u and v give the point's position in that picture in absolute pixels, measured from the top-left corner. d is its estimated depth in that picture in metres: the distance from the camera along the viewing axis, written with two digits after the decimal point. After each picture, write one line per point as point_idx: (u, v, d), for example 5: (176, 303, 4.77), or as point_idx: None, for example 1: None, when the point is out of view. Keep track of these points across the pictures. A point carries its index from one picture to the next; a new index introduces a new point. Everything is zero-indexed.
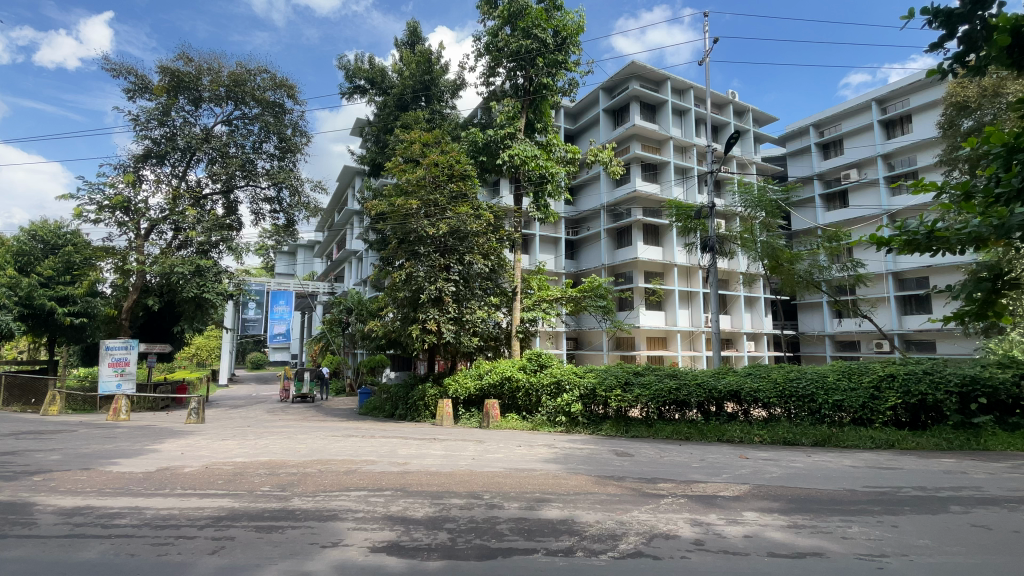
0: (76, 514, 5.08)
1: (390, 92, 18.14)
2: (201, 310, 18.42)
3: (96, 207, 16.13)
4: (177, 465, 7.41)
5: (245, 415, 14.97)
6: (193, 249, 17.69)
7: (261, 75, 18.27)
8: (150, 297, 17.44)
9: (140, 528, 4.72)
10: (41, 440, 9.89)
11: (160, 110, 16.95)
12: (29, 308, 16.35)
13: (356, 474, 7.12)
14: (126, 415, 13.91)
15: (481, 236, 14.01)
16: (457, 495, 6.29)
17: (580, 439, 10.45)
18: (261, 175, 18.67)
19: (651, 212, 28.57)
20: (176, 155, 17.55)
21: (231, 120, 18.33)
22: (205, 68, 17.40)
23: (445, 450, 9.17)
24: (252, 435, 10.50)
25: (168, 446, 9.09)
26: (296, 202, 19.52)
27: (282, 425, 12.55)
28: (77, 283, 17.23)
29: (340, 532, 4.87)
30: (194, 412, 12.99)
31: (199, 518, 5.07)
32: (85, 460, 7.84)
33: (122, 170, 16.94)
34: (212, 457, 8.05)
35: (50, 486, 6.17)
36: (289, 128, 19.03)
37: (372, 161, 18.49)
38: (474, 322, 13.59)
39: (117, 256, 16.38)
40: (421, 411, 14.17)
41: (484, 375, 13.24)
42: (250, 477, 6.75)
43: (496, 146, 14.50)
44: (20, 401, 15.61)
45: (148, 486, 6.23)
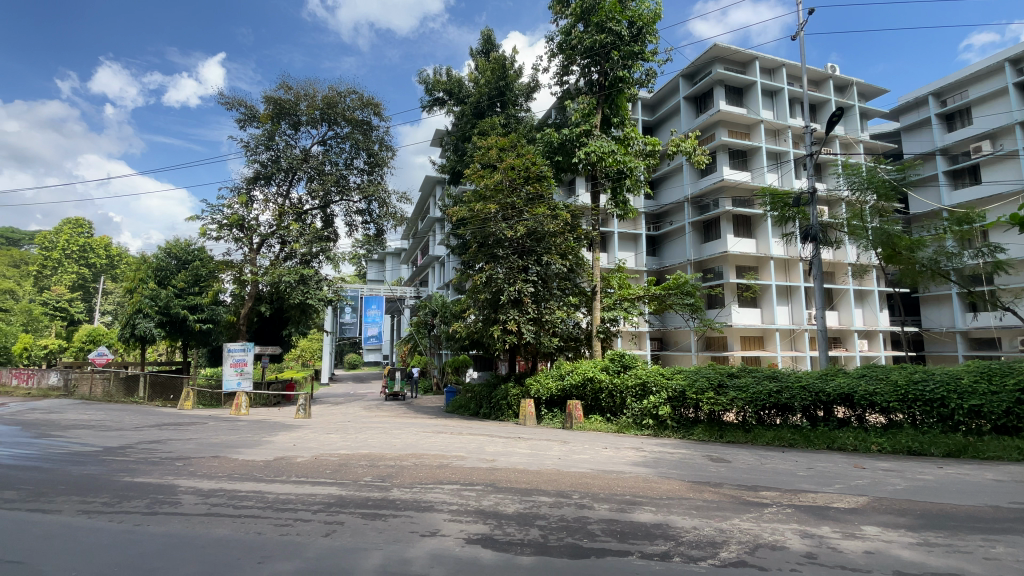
0: (213, 495, 5.77)
1: (466, 101, 18.67)
2: (305, 315, 20.22)
3: (217, 226, 18.20)
4: (291, 455, 8.17)
5: (345, 412, 16.11)
6: (298, 260, 19.40)
7: (350, 96, 19.62)
8: (262, 304, 19.46)
9: (265, 510, 5.24)
10: (180, 431, 11.36)
11: (266, 135, 18.78)
12: (167, 316, 18.84)
13: (447, 469, 7.39)
14: (246, 410, 15.58)
15: (559, 236, 13.99)
16: (546, 493, 6.30)
17: (670, 444, 10.02)
18: (353, 189, 20.15)
19: (741, 203, 26.79)
20: (280, 175, 19.28)
21: (326, 139, 19.85)
22: (302, 94, 18.98)
23: (531, 449, 9.24)
24: (352, 430, 11.27)
25: (283, 438, 10.05)
26: (385, 212, 20.72)
27: (378, 421, 13.35)
28: (203, 293, 19.59)
29: (436, 522, 5.07)
30: (302, 407, 14.23)
31: (313, 503, 5.54)
32: (215, 449, 8.87)
33: (237, 192, 18.98)
34: (320, 448, 8.78)
35: (189, 471, 7.05)
36: (376, 143, 20.34)
37: (452, 169, 19.16)
38: (553, 323, 13.68)
39: (235, 268, 18.47)
40: (505, 411, 14.35)
41: (565, 375, 13.16)
42: (354, 468, 7.26)
43: (572, 145, 14.36)
44: (161, 397, 18.12)
45: (268, 473, 6.92)
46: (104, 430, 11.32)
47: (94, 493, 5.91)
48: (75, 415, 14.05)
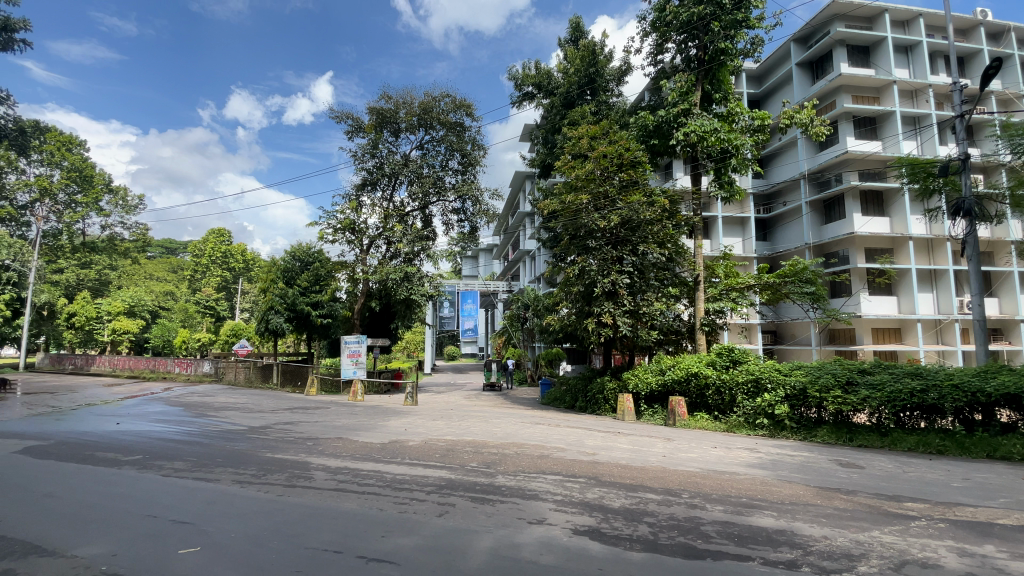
0: (339, 473, 6.36)
1: (556, 92, 18.51)
2: (410, 310, 21.58)
3: (333, 230, 19.95)
4: (403, 439, 8.75)
5: (447, 401, 16.90)
6: (402, 259, 20.66)
7: (444, 100, 20.38)
8: (373, 300, 21.06)
9: (384, 489, 5.67)
10: (308, 414, 12.68)
11: (371, 144, 20.15)
12: (294, 311, 21.12)
13: (549, 459, 7.44)
14: (361, 396, 17.01)
15: (656, 223, 13.34)
16: (652, 490, 6.08)
17: (789, 445, 9.18)
18: (449, 189, 20.98)
19: (870, 177, 23.67)
20: (384, 180, 20.63)
21: (424, 144, 20.88)
22: (400, 102, 20.08)
23: (633, 445, 8.97)
24: (456, 418, 11.78)
25: (395, 423, 10.80)
26: (478, 210, 21.31)
27: (479, 411, 13.83)
28: (323, 291, 21.66)
29: (542, 511, 5.12)
30: (409, 395, 15.18)
31: (426, 484, 5.89)
32: (338, 431, 9.77)
33: (348, 199, 20.64)
34: (428, 434, 9.29)
35: (319, 450, 7.84)
36: (469, 143, 21.00)
37: (542, 163, 19.14)
38: (651, 315, 13.13)
39: (349, 268, 20.15)
40: (601, 405, 14.06)
41: (666, 371, 12.59)
42: (460, 454, 7.58)
43: (668, 126, 13.64)
44: (291, 383, 20.36)
45: (385, 455, 7.47)
46: (248, 411, 12.98)
47: (245, 465, 6.79)
48: (225, 398, 16.27)
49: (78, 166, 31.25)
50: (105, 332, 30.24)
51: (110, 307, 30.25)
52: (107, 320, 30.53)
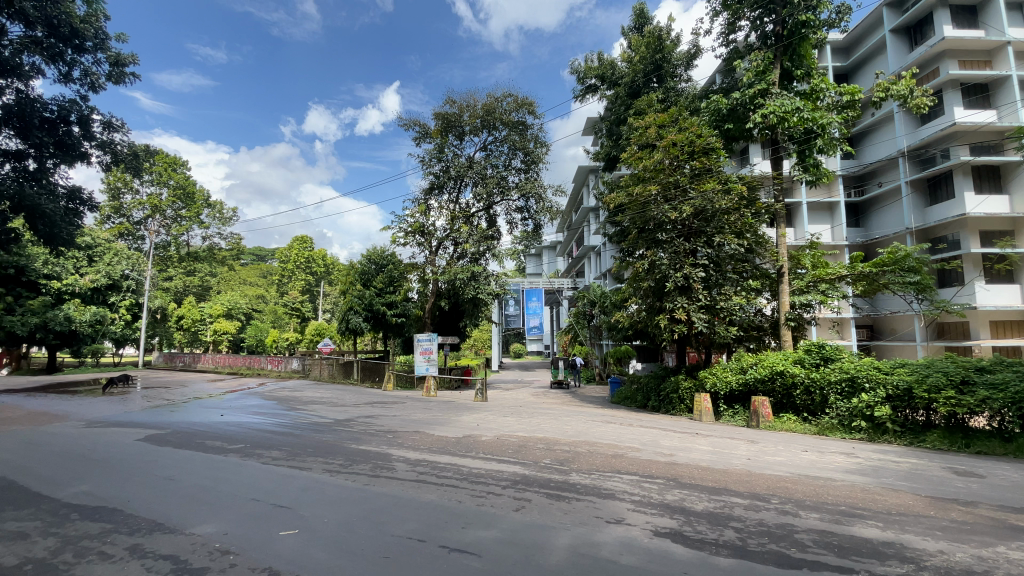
0: (419, 465, 6.61)
1: (620, 82, 18.05)
2: (477, 308, 21.96)
3: (403, 233, 20.76)
4: (477, 434, 8.93)
5: (517, 398, 17.05)
6: (468, 259, 21.11)
7: (507, 100, 20.52)
8: (442, 300, 21.67)
9: (462, 482, 5.81)
10: (386, 408, 13.31)
11: (437, 149, 20.74)
12: (371, 311, 22.25)
13: (624, 459, 7.27)
14: (434, 392, 17.58)
15: (733, 213, 12.60)
16: (738, 493, 5.76)
17: (892, 451, 8.33)
18: (512, 188, 21.09)
19: (984, 150, 20.96)
20: (450, 183, 21.17)
21: (487, 145, 21.15)
22: (464, 106, 20.44)
23: (713, 446, 8.55)
24: (527, 415, 11.88)
25: (467, 419, 11.06)
26: (542, 207, 21.28)
27: (550, 408, 13.83)
28: (396, 292, 22.63)
29: (620, 511, 5.01)
30: (479, 392, 15.48)
31: (502, 479, 5.97)
32: (415, 425, 10.17)
33: (417, 203, 21.40)
34: (500, 430, 9.41)
35: (398, 442, 8.20)
36: (532, 141, 21.02)
37: (607, 156, 18.68)
38: (729, 310, 12.42)
39: (420, 268, 20.88)
40: (676, 405, 13.51)
41: (748, 369, 11.89)
42: (533, 450, 7.61)
43: (744, 109, 12.86)
44: (369, 379, 21.48)
45: (460, 449, 7.66)
46: (333, 405, 13.86)
47: (333, 455, 7.24)
48: (312, 393, 17.47)
49: (182, 184, 34.84)
50: (208, 333, 33.52)
51: (212, 310, 33.49)
52: (210, 321, 33.84)
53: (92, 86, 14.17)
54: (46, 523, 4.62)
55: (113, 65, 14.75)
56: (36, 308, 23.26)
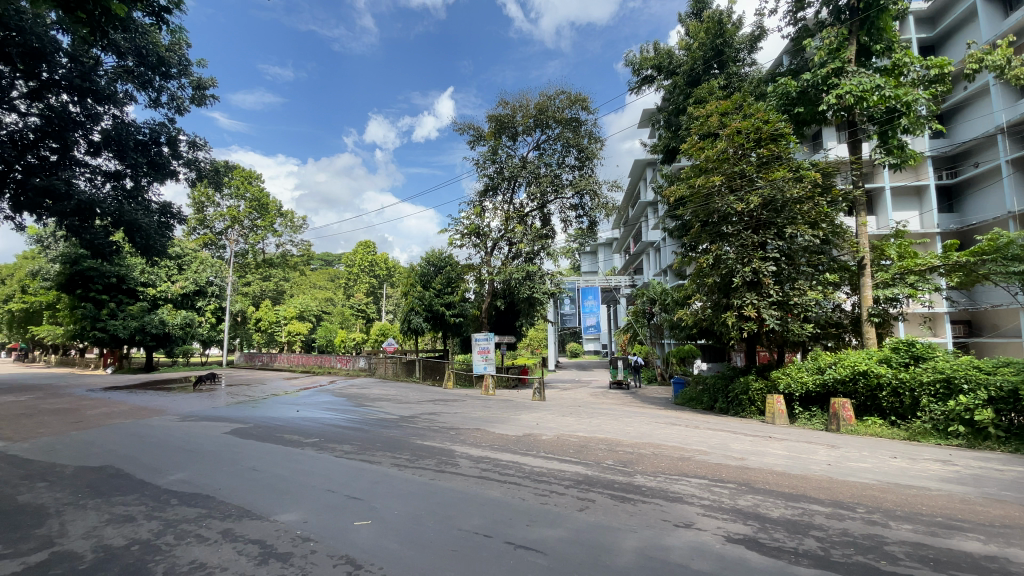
0: (482, 462, 6.72)
1: (678, 71, 17.42)
2: (533, 308, 21.97)
3: (460, 235, 21.16)
4: (537, 433, 8.95)
5: (575, 397, 16.92)
6: (523, 258, 21.19)
7: (559, 97, 20.40)
8: (498, 300, 21.85)
9: (524, 480, 5.84)
10: (448, 406, 13.66)
11: (491, 151, 20.93)
12: (430, 312, 22.90)
13: (691, 462, 7.01)
14: (493, 391, 17.80)
15: (806, 202, 11.81)
16: (817, 501, 5.40)
17: (997, 459, 7.48)
18: (566, 186, 20.91)
19: None
20: (505, 184, 21.34)
21: (540, 144, 21.10)
22: (517, 106, 20.50)
23: (788, 451, 8.07)
24: (587, 415, 11.74)
25: (527, 418, 11.10)
26: (597, 204, 20.95)
27: (610, 408, 13.60)
28: (454, 293, 23.13)
29: (689, 515, 4.84)
30: (538, 391, 15.51)
31: (565, 479, 5.94)
32: (476, 422, 10.35)
33: (472, 205, 21.75)
34: (561, 430, 9.37)
35: (461, 439, 8.38)
36: (586, 137, 20.77)
37: (666, 148, 18.02)
38: (804, 306, 11.64)
39: (476, 269, 21.19)
40: (745, 406, 12.83)
41: (826, 369, 11.11)
42: (596, 451, 7.51)
43: (816, 90, 12.04)
44: (430, 377, 22.12)
45: (522, 447, 7.71)
46: (398, 403, 14.41)
47: (400, 451, 7.52)
48: (378, 391, 18.25)
49: (257, 196, 37.47)
50: (283, 333, 35.90)
51: (286, 312, 35.82)
52: (284, 323, 36.20)
53: (178, 109, 15.56)
54: (151, 507, 5.12)
55: (195, 89, 16.11)
56: (135, 313, 25.90)
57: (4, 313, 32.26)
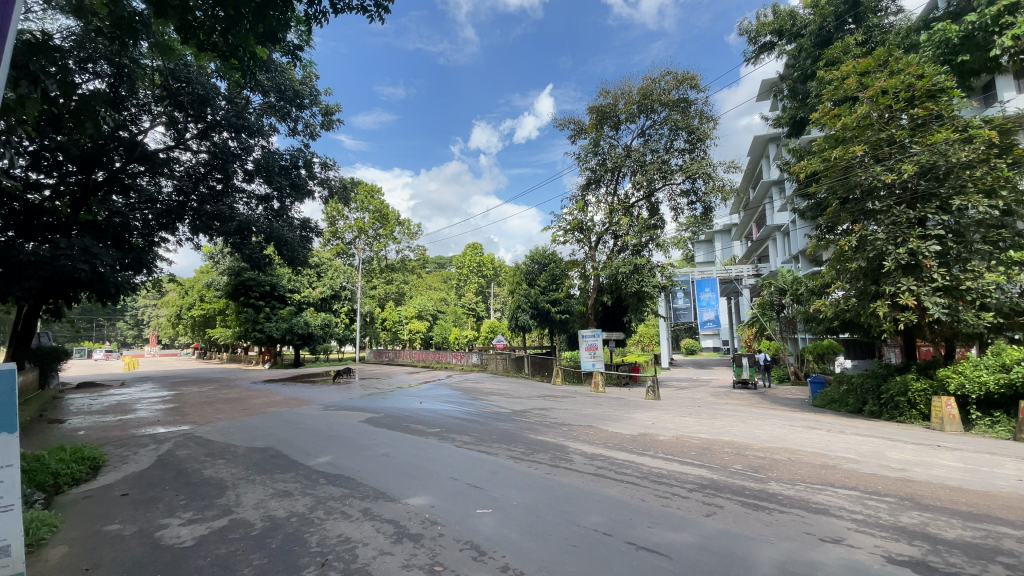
0: (597, 459, 6.61)
1: (804, 33, 15.56)
2: (642, 302, 21.14)
3: (563, 231, 21.07)
4: (653, 433, 8.58)
5: (693, 397, 15.93)
6: (630, 251, 20.49)
7: (665, 79, 19.39)
8: (605, 295, 21.41)
9: (643, 480, 5.63)
10: (559, 402, 13.67)
11: (593, 143, 20.48)
12: (536, 309, 23.15)
13: (836, 470, 6.21)
14: (603, 388, 17.46)
15: (980, 166, 9.83)
16: (1010, 523, 4.44)
17: None
18: (676, 172, 19.79)
19: None
20: (608, 176, 20.81)
21: (645, 130, 20.21)
22: (619, 95, 19.87)
23: (963, 463, 6.78)
24: (707, 415, 11.00)
25: (641, 416, 10.70)
26: (711, 187, 19.52)
27: (733, 409, 12.61)
28: (559, 289, 23.13)
29: (838, 529, 4.28)
30: (651, 389, 14.90)
31: (687, 481, 5.60)
32: (588, 419, 10.23)
33: (575, 200, 21.53)
34: (680, 430, 8.89)
35: (574, 436, 8.33)
36: (696, 118, 19.48)
37: (793, 119, 16.26)
38: (982, 292, 9.68)
39: (580, 265, 20.91)
40: (903, 409, 11.07)
41: (1014, 368, 9.14)
42: (720, 454, 6.99)
43: (988, 30, 10.01)
44: (539, 373, 22.38)
45: (638, 446, 7.45)
46: (509, 397, 14.76)
47: (515, 444, 7.69)
48: (490, 386, 18.90)
49: (378, 208, 41.03)
50: (405, 331, 38.85)
51: (406, 312, 38.72)
52: (405, 322, 39.25)
53: (311, 135, 17.54)
54: (304, 485, 5.83)
55: (324, 116, 18.05)
56: (285, 316, 29.87)
57: (189, 319, 39.11)
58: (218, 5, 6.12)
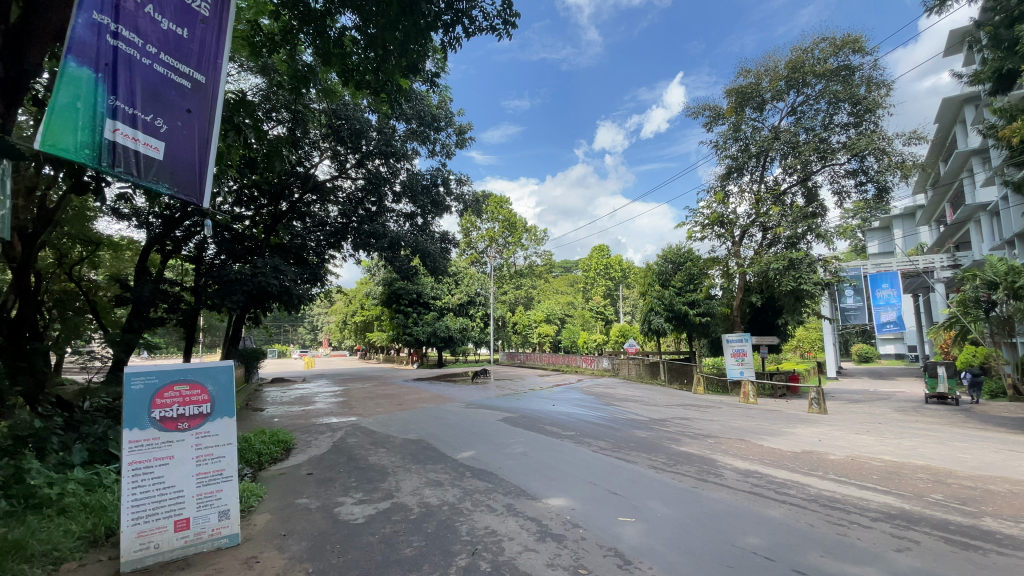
0: (751, 476, 6.00)
1: None
2: (800, 302, 18.72)
3: (701, 227, 19.67)
4: (820, 451, 7.52)
5: (871, 412, 13.61)
6: (783, 245, 18.36)
7: (819, 47, 17.09)
8: (753, 295, 19.45)
9: (811, 503, 4.95)
10: (703, 412, 12.72)
11: (733, 128, 18.77)
12: (673, 312, 21.86)
13: None
14: (754, 398, 15.83)
15: None
16: None
17: None
18: (839, 150, 17.22)
19: None
20: (753, 162, 18.91)
21: (796, 108, 18.00)
22: (762, 72, 18.06)
23: None
24: (890, 434, 9.32)
25: (804, 431, 9.45)
26: (886, 164, 16.65)
27: (925, 427, 10.52)
28: (698, 290, 21.60)
29: None
30: (815, 401, 13.11)
31: (869, 509, 4.78)
32: (739, 432, 9.35)
33: (714, 192, 19.96)
34: (855, 449, 7.65)
35: (724, 448, 7.68)
36: (863, 85, 16.77)
37: (1000, 72, 13.11)
38: None
39: (723, 263, 19.32)
40: None
41: None
42: (912, 480, 5.84)
43: None
44: (679, 380, 21.11)
45: (802, 465, 6.58)
46: (647, 404, 14.15)
47: (656, 453, 7.34)
48: (626, 391, 18.34)
49: (507, 217, 42.85)
50: (536, 335, 39.66)
51: (537, 316, 39.51)
52: (535, 326, 40.21)
53: (447, 154, 18.91)
54: (453, 477, 6.26)
55: (459, 135, 19.35)
56: (429, 320, 32.62)
57: (353, 324, 44.76)
58: (370, 48, 6.90)
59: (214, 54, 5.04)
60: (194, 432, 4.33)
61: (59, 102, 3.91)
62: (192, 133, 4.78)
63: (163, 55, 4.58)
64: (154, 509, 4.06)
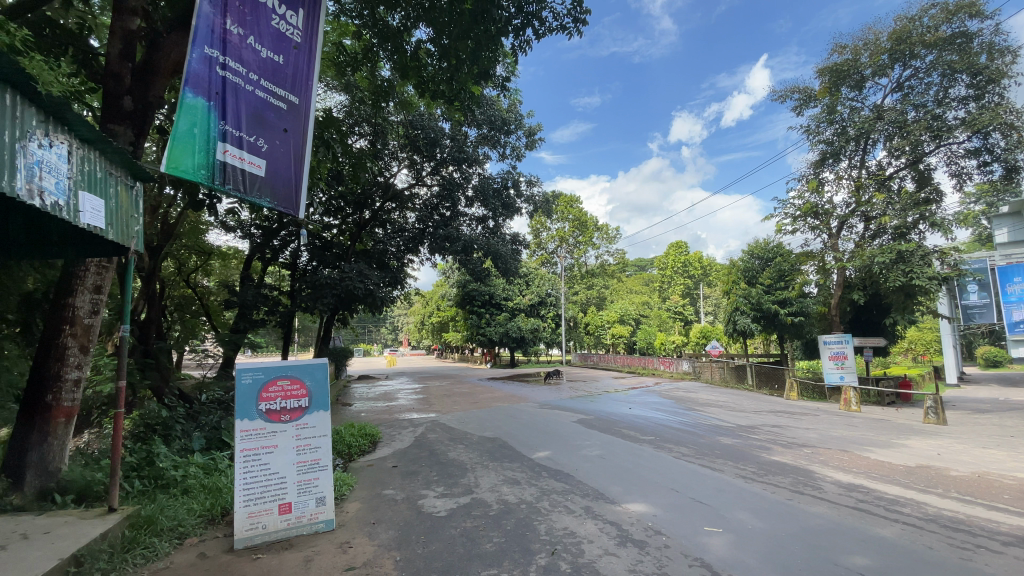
0: (855, 490, 5.47)
1: None
2: (912, 299, 16.76)
3: (792, 219, 18.26)
4: (940, 466, 6.67)
5: (1004, 424, 11.88)
6: (890, 236, 16.58)
7: (929, 13, 15.22)
8: (854, 292, 17.71)
9: (928, 523, 4.42)
10: (798, 419, 11.76)
11: (826, 110, 17.22)
12: (761, 311, 20.43)
13: None
14: (857, 407, 14.39)
15: None
16: None
17: None
18: (956, 127, 15.23)
19: None
20: (851, 146, 17.22)
21: (902, 83, 16.17)
22: (861, 47, 16.41)
23: None
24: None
25: (919, 444, 8.43)
26: (1018, 140, 14.47)
27: None
28: (789, 288, 20.05)
29: None
30: (931, 411, 11.68)
31: (1003, 533, 4.17)
32: (841, 442, 8.54)
33: (806, 181, 18.43)
34: (985, 466, 6.70)
35: (822, 459, 7.06)
36: (986, 52, 14.69)
37: None
38: None
39: (817, 258, 17.80)
40: None
41: None
42: None
43: None
44: (769, 385, 19.69)
45: (918, 481, 5.88)
46: (733, 410, 13.34)
47: (745, 462, 6.90)
48: (709, 396, 17.43)
49: (578, 217, 42.52)
50: (610, 336, 38.87)
51: (611, 317, 38.66)
52: (609, 326, 39.43)
53: (518, 156, 19.10)
54: (530, 475, 6.31)
55: (528, 137, 19.48)
56: (503, 321, 33.10)
57: (431, 325, 46.45)
58: (444, 59, 7.16)
59: (306, 77, 5.49)
60: (295, 424, 4.72)
61: (179, 129, 4.34)
62: (289, 150, 5.26)
63: (263, 81, 5.04)
64: (262, 493, 4.48)
